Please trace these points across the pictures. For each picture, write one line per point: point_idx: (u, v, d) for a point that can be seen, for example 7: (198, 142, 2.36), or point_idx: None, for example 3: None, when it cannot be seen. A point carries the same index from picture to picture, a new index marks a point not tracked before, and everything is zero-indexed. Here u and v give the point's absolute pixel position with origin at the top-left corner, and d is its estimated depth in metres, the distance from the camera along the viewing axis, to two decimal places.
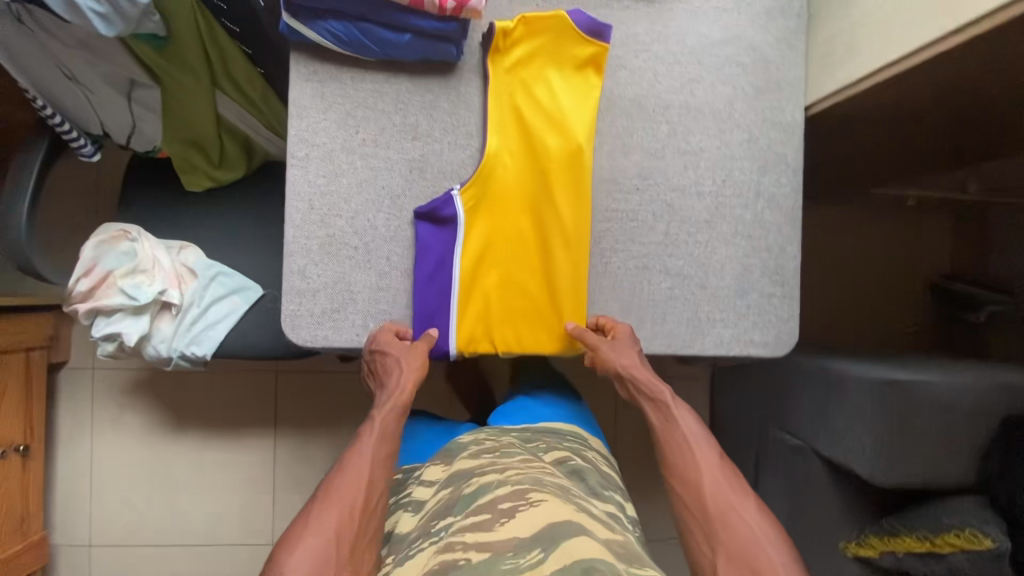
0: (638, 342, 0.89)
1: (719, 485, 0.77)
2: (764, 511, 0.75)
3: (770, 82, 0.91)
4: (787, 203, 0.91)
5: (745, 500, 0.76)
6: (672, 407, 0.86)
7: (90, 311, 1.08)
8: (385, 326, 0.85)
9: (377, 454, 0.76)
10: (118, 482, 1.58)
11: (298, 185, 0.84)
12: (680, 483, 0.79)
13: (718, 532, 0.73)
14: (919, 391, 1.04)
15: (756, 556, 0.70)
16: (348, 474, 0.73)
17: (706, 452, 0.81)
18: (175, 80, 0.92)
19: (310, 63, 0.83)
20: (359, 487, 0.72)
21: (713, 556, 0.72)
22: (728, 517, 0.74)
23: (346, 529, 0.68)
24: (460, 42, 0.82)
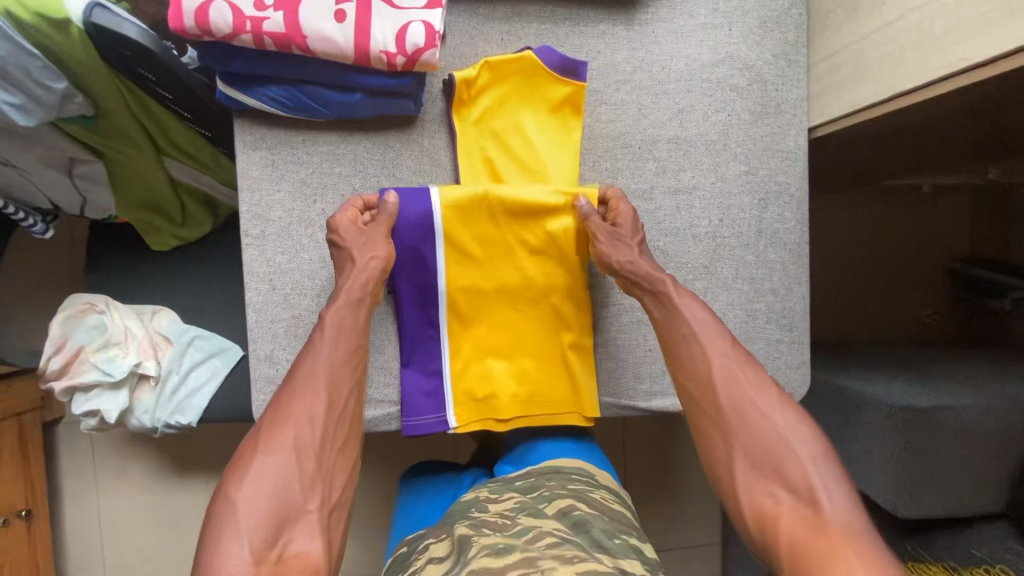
0: (639, 234, 0.76)
1: (737, 381, 0.66)
2: (793, 408, 0.64)
3: (769, 105, 0.82)
4: (792, 238, 0.83)
5: (770, 395, 0.65)
6: (674, 298, 0.72)
7: (66, 389, 1.04)
8: (354, 198, 0.75)
9: (336, 357, 0.68)
10: (128, 532, 1.57)
11: (256, 264, 0.77)
12: (693, 385, 0.68)
13: (734, 428, 0.64)
14: (942, 418, 0.98)
15: (786, 461, 0.61)
16: (303, 381, 0.66)
17: (721, 345, 0.69)
18: (117, 152, 0.84)
19: (255, 130, 0.75)
20: (318, 399, 0.65)
21: (729, 454, 0.63)
22: (749, 415, 0.64)
23: (306, 443, 0.62)
24: (419, 98, 0.73)
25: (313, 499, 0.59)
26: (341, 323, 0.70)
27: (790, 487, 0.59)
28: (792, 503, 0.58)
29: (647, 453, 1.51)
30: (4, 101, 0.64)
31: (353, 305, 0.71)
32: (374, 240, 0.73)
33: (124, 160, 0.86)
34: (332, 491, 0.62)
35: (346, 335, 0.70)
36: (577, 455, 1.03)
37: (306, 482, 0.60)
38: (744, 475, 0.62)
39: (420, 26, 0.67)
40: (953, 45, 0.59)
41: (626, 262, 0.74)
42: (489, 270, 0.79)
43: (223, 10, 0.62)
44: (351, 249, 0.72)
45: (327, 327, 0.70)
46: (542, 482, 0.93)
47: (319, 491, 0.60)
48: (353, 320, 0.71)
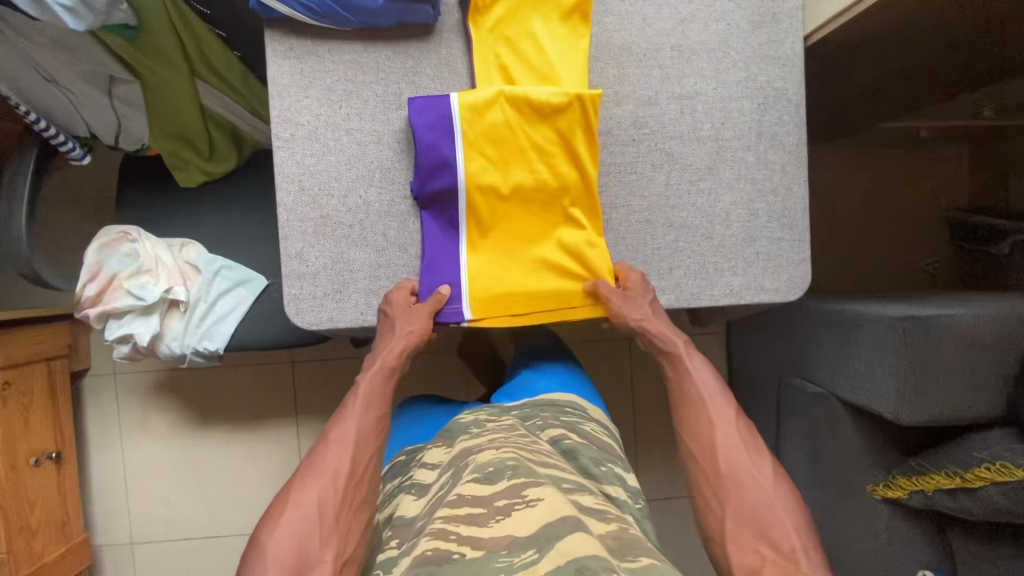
0: (650, 289, 0.86)
1: (734, 450, 0.74)
2: (783, 481, 0.72)
3: (765, 14, 0.86)
4: (791, 140, 0.87)
5: (760, 460, 0.73)
6: (686, 361, 0.86)
7: (100, 314, 1.10)
8: (401, 285, 0.84)
9: (365, 425, 0.77)
10: (152, 482, 1.62)
11: (286, 166, 0.82)
12: (695, 447, 0.77)
13: (729, 491, 0.71)
14: (941, 325, 1.01)
15: (770, 523, 0.68)
16: (336, 440, 0.74)
17: (723, 413, 0.79)
18: (153, 72, 0.90)
19: (285, 39, 0.81)
20: (344, 455, 0.72)
21: (721, 511, 0.70)
22: (743, 482, 0.71)
23: (331, 500, 0.68)
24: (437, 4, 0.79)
25: (328, 554, 0.65)
26: (374, 391, 0.81)
27: (774, 545, 0.66)
28: (773, 559, 0.65)
29: (656, 396, 1.55)
30: (56, 2, 0.71)
31: (385, 374, 0.82)
32: (414, 315, 0.83)
33: (159, 80, 0.92)
34: (348, 546, 0.67)
35: (375, 402, 0.80)
36: (571, 391, 1.08)
37: (326, 536, 0.66)
38: (732, 531, 0.68)
39: None
40: None
41: (639, 318, 0.83)
42: (502, 169, 0.84)
43: None
44: (394, 321, 0.82)
45: (360, 392, 0.80)
46: (536, 412, 0.98)
47: (336, 545, 0.65)
48: (383, 389, 0.82)
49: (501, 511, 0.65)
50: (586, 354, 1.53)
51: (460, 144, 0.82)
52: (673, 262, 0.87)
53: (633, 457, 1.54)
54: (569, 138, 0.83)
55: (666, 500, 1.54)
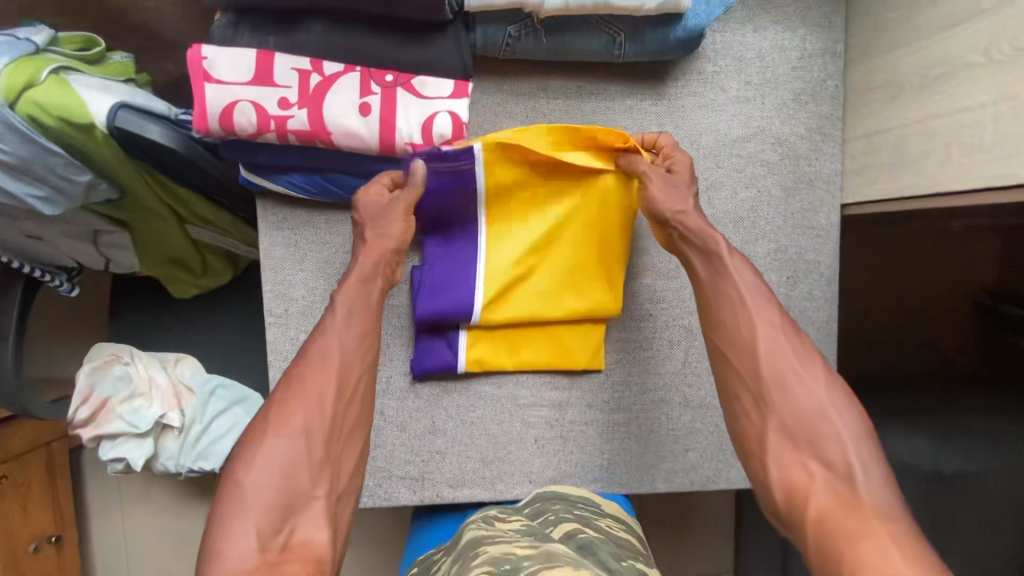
0: (694, 183, 0.72)
1: (781, 353, 0.64)
2: (839, 387, 0.62)
3: (800, 180, 0.79)
4: (821, 316, 0.81)
5: (815, 375, 0.63)
6: (728, 263, 0.69)
7: (93, 436, 1.04)
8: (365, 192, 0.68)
9: (347, 342, 0.66)
10: (152, 552, 1.61)
11: (279, 343, 0.78)
12: (729, 349, 0.67)
13: (772, 398, 0.63)
14: (970, 487, 0.96)
15: (821, 431, 0.60)
16: (315, 360, 0.64)
17: (764, 312, 0.67)
18: (140, 221, 0.85)
19: (278, 211, 0.75)
20: (329, 378, 0.63)
21: (764, 423, 0.63)
22: (790, 386, 0.62)
23: (316, 430, 0.61)
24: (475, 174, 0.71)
25: (321, 487, 0.58)
26: (354, 304, 0.67)
27: (826, 461, 0.58)
28: (827, 476, 0.57)
29: None
30: (30, 194, 0.64)
31: (366, 285, 0.68)
32: (392, 215, 0.68)
33: (147, 226, 0.86)
34: (340, 477, 0.61)
35: (357, 315, 0.67)
36: None
37: (316, 470, 0.58)
38: (775, 446, 0.61)
39: (446, 117, 0.66)
40: (1006, 159, 0.56)
41: (678, 211, 0.70)
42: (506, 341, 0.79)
43: (247, 110, 0.62)
44: (364, 226, 0.68)
45: (343, 300, 0.67)
46: None
47: (328, 478, 0.59)
48: (368, 303, 0.68)
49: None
50: None
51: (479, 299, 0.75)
52: (689, 444, 0.82)
53: None
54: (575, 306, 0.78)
55: None
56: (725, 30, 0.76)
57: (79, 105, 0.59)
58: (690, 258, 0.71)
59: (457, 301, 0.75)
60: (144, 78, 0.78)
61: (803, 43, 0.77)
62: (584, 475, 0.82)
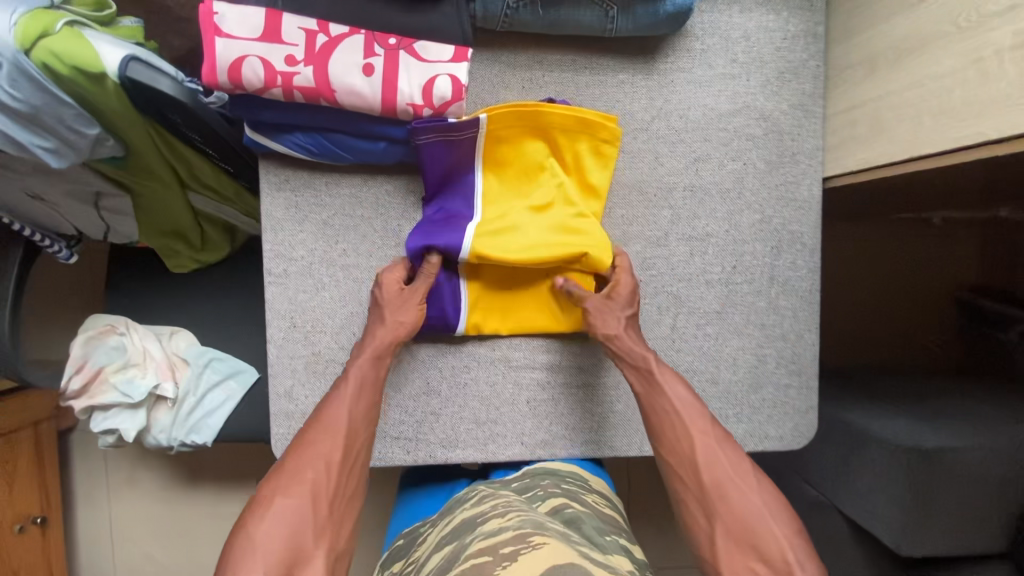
0: (633, 303, 0.79)
1: (717, 464, 0.71)
2: (768, 486, 0.69)
3: (784, 154, 0.83)
4: (804, 285, 0.84)
5: (748, 483, 0.69)
6: (660, 380, 0.77)
7: (85, 407, 1.07)
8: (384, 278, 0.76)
9: (356, 412, 0.72)
10: (138, 537, 1.60)
11: (277, 302, 0.79)
12: (673, 460, 0.73)
13: (716, 507, 0.68)
14: (948, 460, 0.99)
15: (760, 536, 0.65)
16: (326, 427, 0.70)
17: (700, 427, 0.74)
18: (143, 186, 0.86)
19: (280, 172, 0.77)
20: (335, 443, 0.69)
21: (711, 530, 0.67)
22: (728, 494, 0.68)
23: (322, 492, 0.65)
24: (474, 140, 0.74)
25: (323, 545, 0.62)
26: (365, 378, 0.74)
27: (766, 560, 0.63)
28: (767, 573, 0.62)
29: (648, 475, 1.53)
30: (38, 145, 0.66)
31: (375, 361, 0.75)
32: (408, 304, 0.76)
33: (150, 191, 0.88)
34: (340, 537, 0.64)
35: (367, 389, 0.74)
36: None
37: (320, 528, 0.62)
38: (724, 550, 0.65)
39: (446, 80, 0.68)
40: (973, 119, 0.59)
41: (611, 334, 0.77)
42: (500, 302, 0.81)
43: (255, 65, 0.64)
44: (384, 310, 0.76)
45: (351, 377, 0.74)
46: None
47: (329, 537, 0.63)
48: (377, 376, 0.75)
49: (506, 557, 0.60)
50: None
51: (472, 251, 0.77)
52: None
53: None
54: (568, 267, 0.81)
55: None
56: (712, 11, 0.80)
57: (92, 55, 0.61)
58: (624, 371, 0.78)
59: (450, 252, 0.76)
60: (151, 44, 0.81)
61: (787, 24, 0.81)
62: (573, 437, 0.84)
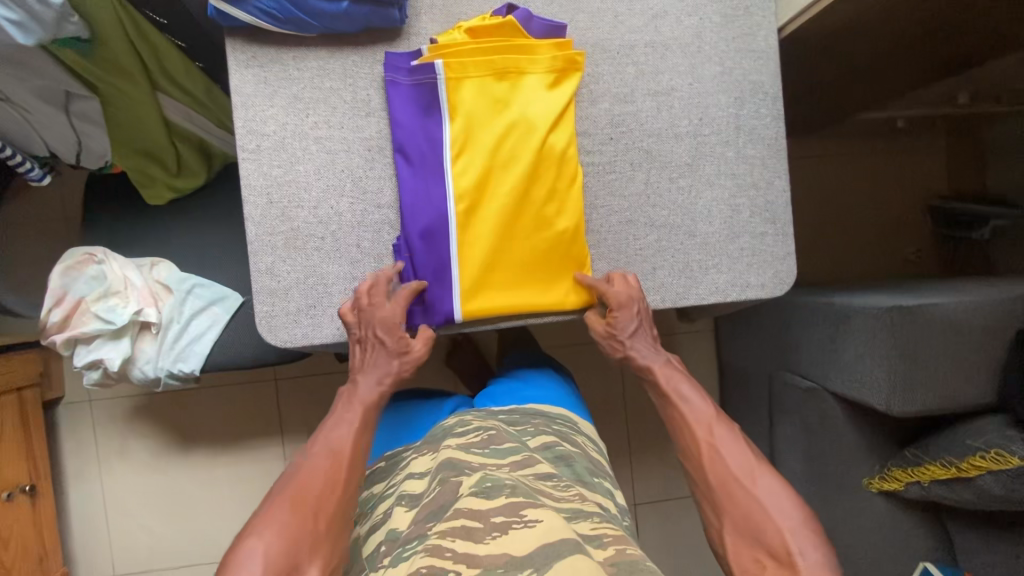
0: (640, 301, 0.83)
1: (723, 463, 0.76)
2: (778, 484, 0.73)
3: (738, 8, 0.85)
4: (769, 133, 0.86)
5: (754, 478, 0.74)
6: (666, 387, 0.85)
7: (68, 340, 1.05)
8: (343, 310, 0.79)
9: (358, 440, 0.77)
10: (132, 510, 1.56)
11: (253, 178, 0.79)
12: (689, 463, 0.79)
13: (725, 504, 0.73)
14: (929, 314, 1.01)
15: (767, 530, 0.70)
16: (326, 452, 0.74)
17: (713, 430, 0.79)
18: (113, 87, 0.87)
19: (247, 48, 0.78)
20: (336, 467, 0.73)
21: (720, 523, 0.73)
22: (735, 491, 0.73)
23: (321, 512, 0.69)
24: (435, 85, 0.79)
25: (318, 560, 0.66)
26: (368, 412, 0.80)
27: (773, 553, 0.68)
28: (775, 566, 0.68)
29: (644, 398, 1.52)
30: (4, 17, 0.67)
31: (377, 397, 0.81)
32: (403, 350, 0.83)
33: (119, 94, 0.88)
34: (334, 557, 0.68)
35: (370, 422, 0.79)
36: (562, 401, 1.02)
37: (316, 545, 0.66)
38: (733, 546, 0.71)
39: None
40: None
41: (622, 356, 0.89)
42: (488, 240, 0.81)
43: None
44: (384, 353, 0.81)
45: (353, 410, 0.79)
46: (529, 419, 0.92)
47: (323, 555, 0.67)
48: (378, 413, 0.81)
49: (498, 527, 0.64)
50: (574, 356, 1.49)
51: (456, 279, 0.81)
52: (657, 262, 0.85)
53: (628, 458, 1.52)
54: (552, 198, 0.82)
55: (662, 502, 1.52)
56: None
57: None
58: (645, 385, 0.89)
59: (429, 196, 0.80)
60: None
61: None
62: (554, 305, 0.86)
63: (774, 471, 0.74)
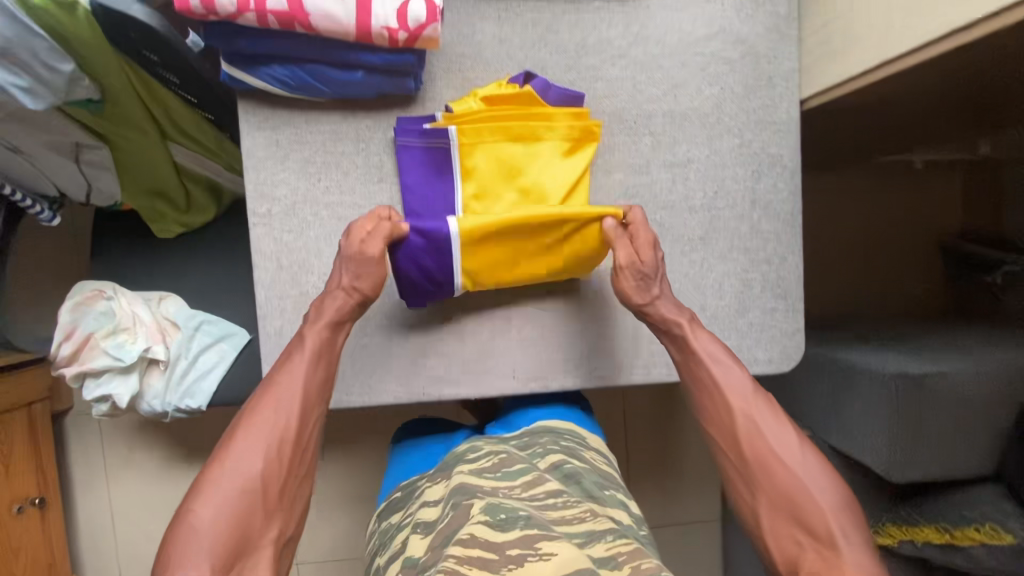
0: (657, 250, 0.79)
1: (758, 436, 0.73)
2: (815, 458, 0.71)
3: (761, 78, 0.83)
4: (785, 208, 0.85)
5: (794, 456, 0.71)
6: (692, 342, 0.78)
7: (77, 374, 1.05)
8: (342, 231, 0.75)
9: (310, 383, 0.73)
10: (139, 518, 1.59)
11: (263, 243, 0.79)
12: (718, 433, 0.75)
13: (760, 479, 0.71)
14: (934, 383, 1.00)
15: (805, 507, 0.68)
16: (275, 402, 0.70)
17: (750, 403, 0.75)
18: (122, 136, 0.86)
19: (259, 111, 0.77)
20: (289, 419, 0.70)
21: (755, 501, 0.71)
22: (772, 468, 0.71)
23: (274, 474, 0.67)
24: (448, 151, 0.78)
25: (272, 529, 0.65)
26: (320, 348, 0.74)
27: (811, 532, 0.67)
28: (813, 544, 0.66)
29: (645, 429, 1.53)
30: (13, 84, 0.65)
31: (332, 329, 0.75)
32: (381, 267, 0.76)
33: (129, 143, 0.87)
34: (288, 522, 0.68)
35: (322, 358, 0.74)
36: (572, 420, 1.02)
37: (269, 513, 0.65)
38: (769, 522, 0.69)
39: (420, 2, 0.67)
40: (943, 8, 0.60)
41: (643, 302, 0.79)
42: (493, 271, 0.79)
43: None
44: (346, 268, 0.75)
45: (306, 347, 0.73)
46: (535, 440, 0.92)
47: (279, 522, 0.66)
48: (333, 342, 0.75)
49: (513, 559, 0.62)
50: None
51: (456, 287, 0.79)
52: None
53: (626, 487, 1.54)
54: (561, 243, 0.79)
55: (658, 532, 1.55)
56: None
57: None
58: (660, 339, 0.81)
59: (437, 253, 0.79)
60: None
61: None
62: (565, 368, 0.85)
63: (812, 448, 0.72)
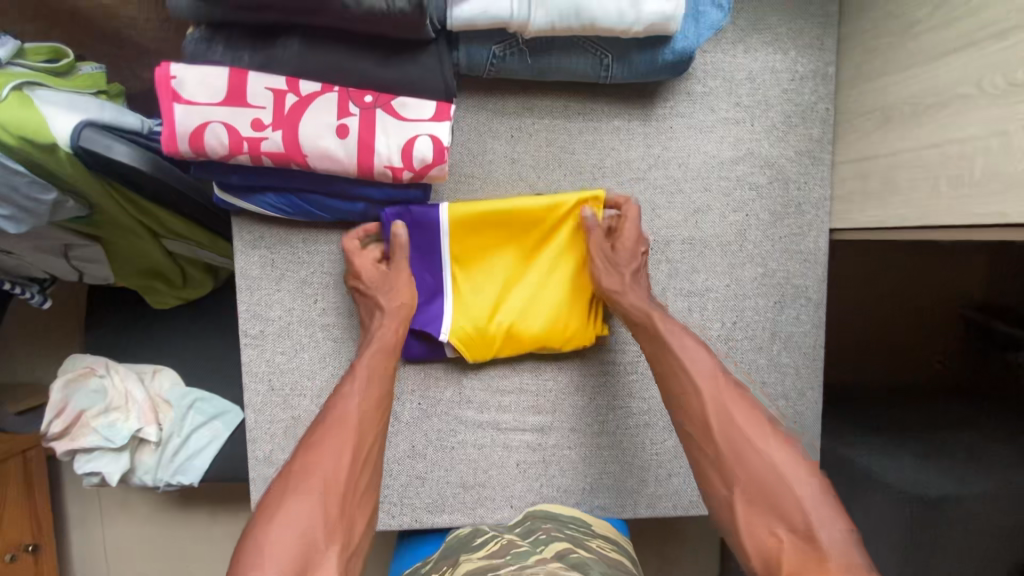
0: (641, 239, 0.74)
1: (729, 422, 0.60)
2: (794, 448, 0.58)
3: (789, 205, 0.78)
4: (807, 341, 0.80)
5: (767, 437, 0.59)
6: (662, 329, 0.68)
7: (67, 450, 1.03)
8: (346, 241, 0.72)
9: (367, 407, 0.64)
10: (132, 561, 1.56)
11: (255, 365, 0.76)
12: (688, 422, 0.63)
13: (732, 468, 0.59)
14: None
15: (783, 495, 0.55)
16: (332, 422, 0.62)
17: (725, 390, 0.63)
18: (113, 235, 0.82)
19: (253, 229, 0.73)
20: (346, 440, 0.61)
21: (729, 493, 0.58)
22: (745, 453, 0.58)
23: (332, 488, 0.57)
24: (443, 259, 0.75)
25: (335, 545, 0.54)
26: (374, 371, 0.67)
27: (789, 523, 0.54)
28: (794, 542, 0.53)
29: None
30: None
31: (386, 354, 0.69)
32: (398, 284, 0.73)
33: (121, 241, 0.84)
34: (353, 535, 0.57)
35: (376, 380, 0.67)
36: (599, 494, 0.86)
37: (331, 526, 0.54)
38: (743, 515, 0.56)
39: (427, 141, 0.62)
40: (994, 196, 0.55)
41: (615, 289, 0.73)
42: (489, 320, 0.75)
43: (218, 132, 0.60)
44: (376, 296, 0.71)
45: (359, 371, 0.67)
46: (538, 524, 0.74)
47: (341, 535, 0.55)
48: (386, 368, 0.68)
49: None
50: None
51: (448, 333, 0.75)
52: (673, 468, 0.82)
53: None
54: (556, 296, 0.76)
55: None
56: (714, 51, 0.74)
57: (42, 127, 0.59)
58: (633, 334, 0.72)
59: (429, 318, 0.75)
60: (116, 89, 0.76)
61: (795, 65, 0.75)
62: (566, 498, 0.81)
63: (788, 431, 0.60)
